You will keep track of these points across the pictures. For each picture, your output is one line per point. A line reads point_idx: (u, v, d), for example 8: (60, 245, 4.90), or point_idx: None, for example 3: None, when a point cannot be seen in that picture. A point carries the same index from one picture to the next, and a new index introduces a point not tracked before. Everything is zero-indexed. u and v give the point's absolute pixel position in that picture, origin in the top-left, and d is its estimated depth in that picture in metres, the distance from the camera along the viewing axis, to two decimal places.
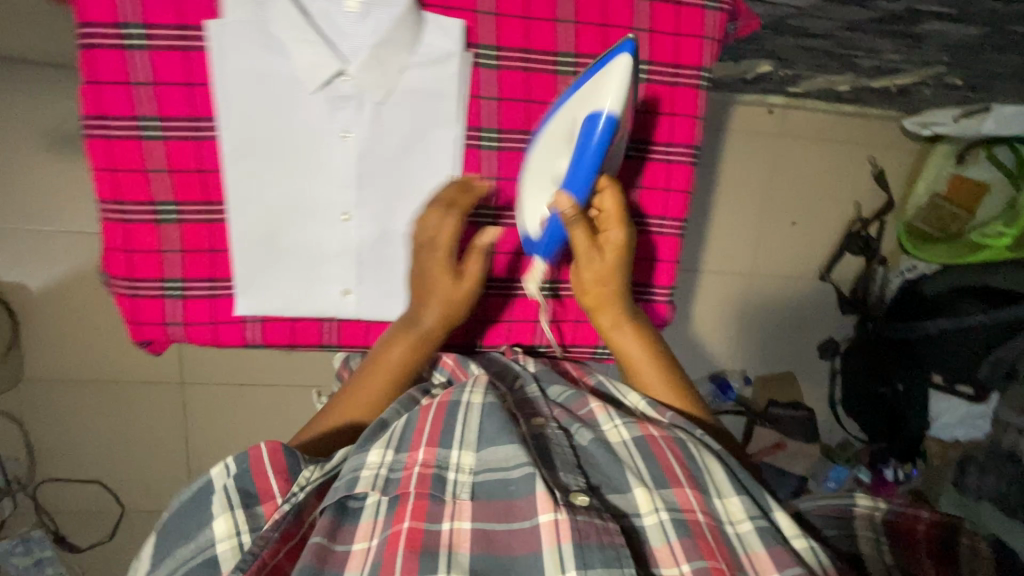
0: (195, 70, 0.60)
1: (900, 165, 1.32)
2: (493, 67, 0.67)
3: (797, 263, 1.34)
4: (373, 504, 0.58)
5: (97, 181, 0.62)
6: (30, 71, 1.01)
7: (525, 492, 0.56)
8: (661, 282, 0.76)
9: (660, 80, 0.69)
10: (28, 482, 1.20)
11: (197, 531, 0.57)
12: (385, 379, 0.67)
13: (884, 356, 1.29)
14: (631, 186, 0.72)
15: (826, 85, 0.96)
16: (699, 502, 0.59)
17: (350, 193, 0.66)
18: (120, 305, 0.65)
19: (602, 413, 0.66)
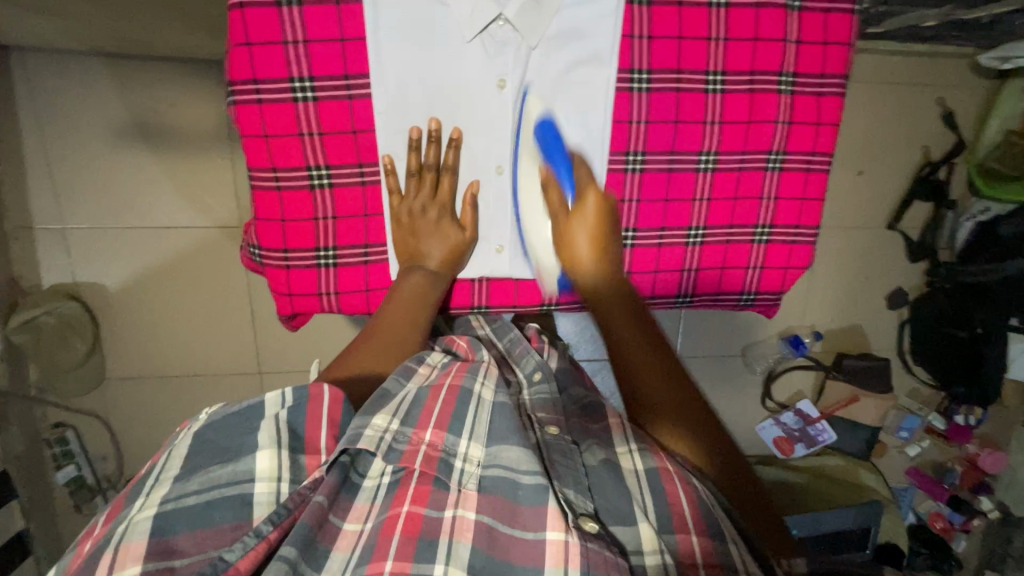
0: (350, 26, 0.62)
1: (970, 104, 1.27)
2: (644, 3, 0.67)
3: (865, 213, 1.31)
4: (370, 488, 0.56)
5: (251, 150, 0.65)
6: (91, 66, 0.99)
7: (535, 502, 0.55)
8: (807, 222, 0.77)
9: (812, 9, 0.70)
10: (117, 480, 1.21)
11: (237, 455, 0.51)
12: (407, 307, 0.68)
13: (961, 301, 1.27)
14: (779, 121, 0.73)
15: (912, 21, 0.92)
16: (704, 547, 0.55)
17: (505, 146, 0.70)
18: (275, 278, 0.70)
19: (618, 435, 0.65)
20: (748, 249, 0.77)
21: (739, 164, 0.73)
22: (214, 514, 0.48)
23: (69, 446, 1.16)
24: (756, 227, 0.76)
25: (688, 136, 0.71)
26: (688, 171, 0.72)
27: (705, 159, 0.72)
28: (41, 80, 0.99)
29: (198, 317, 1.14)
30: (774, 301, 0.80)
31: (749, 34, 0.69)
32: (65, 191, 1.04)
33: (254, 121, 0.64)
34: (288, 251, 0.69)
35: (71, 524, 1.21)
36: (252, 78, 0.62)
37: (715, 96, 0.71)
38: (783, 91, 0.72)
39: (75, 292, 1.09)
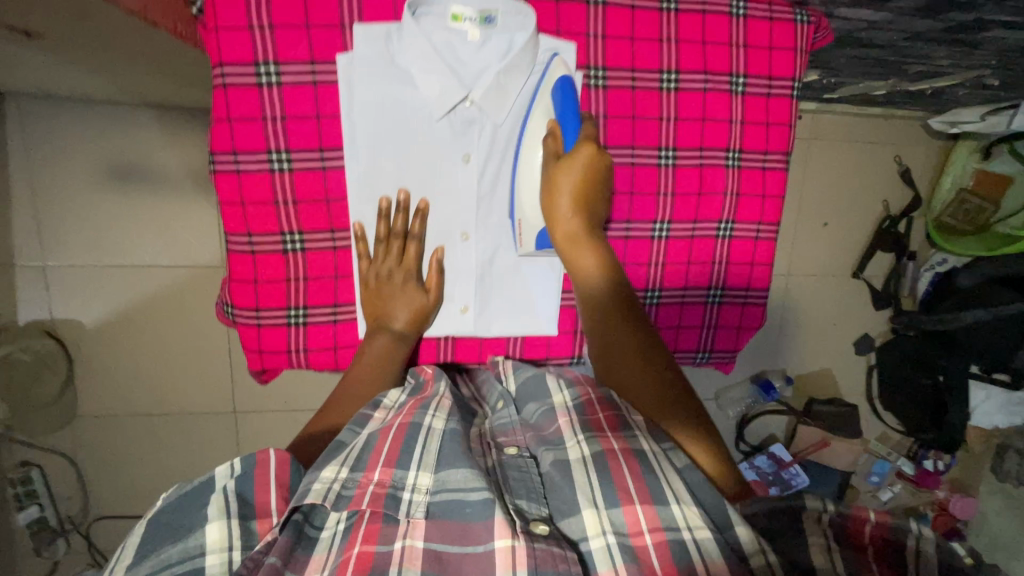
0: (325, 104, 0.63)
1: (925, 162, 1.34)
2: (600, 86, 0.66)
3: (831, 263, 1.37)
4: (329, 538, 0.52)
5: (227, 216, 0.64)
6: (83, 110, 1.02)
7: (480, 515, 0.52)
8: (759, 288, 0.73)
9: (756, 92, 0.68)
10: (81, 521, 1.18)
11: (187, 532, 0.49)
12: (376, 369, 0.68)
13: (925, 348, 1.33)
14: (728, 193, 0.69)
15: (864, 89, 0.99)
16: (648, 513, 0.52)
17: (471, 216, 0.70)
18: (245, 334, 0.68)
19: (567, 430, 0.61)
20: (702, 311, 0.73)
21: (691, 233, 0.70)
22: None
23: (33, 487, 1.14)
24: (709, 292, 0.72)
25: (643, 203, 0.68)
26: (643, 239, 0.69)
27: (659, 228, 0.69)
28: (31, 122, 1.01)
29: (175, 354, 1.15)
30: (729, 363, 0.77)
31: (697, 112, 0.67)
32: (48, 229, 1.05)
33: (230, 189, 0.63)
34: (259, 310, 0.68)
35: (30, 567, 1.17)
36: (231, 149, 0.62)
37: (667, 170, 0.68)
38: (731, 166, 0.69)
39: (51, 329, 1.09)
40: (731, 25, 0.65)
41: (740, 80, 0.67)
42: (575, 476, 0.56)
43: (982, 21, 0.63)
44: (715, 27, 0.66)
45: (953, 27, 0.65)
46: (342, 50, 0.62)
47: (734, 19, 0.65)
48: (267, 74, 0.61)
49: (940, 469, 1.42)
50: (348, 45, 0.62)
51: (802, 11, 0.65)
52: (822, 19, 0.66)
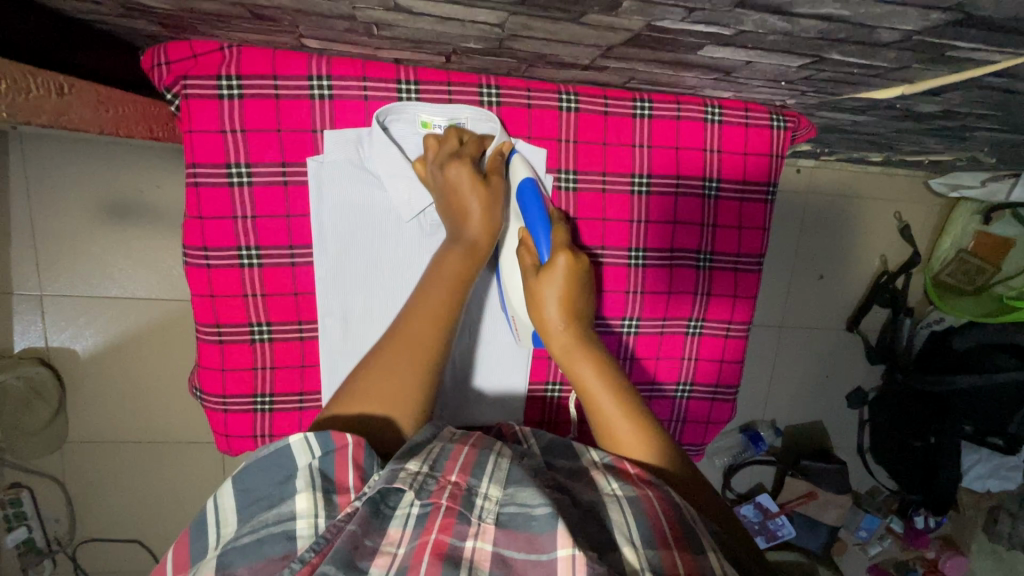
0: (295, 203, 0.62)
1: (926, 219, 1.33)
2: (573, 189, 0.68)
3: (826, 316, 1.35)
4: (403, 515, 0.46)
5: (196, 307, 0.63)
6: (86, 148, 1.04)
7: (543, 527, 0.43)
8: (725, 380, 0.76)
9: (728, 197, 0.71)
10: (68, 542, 1.20)
11: (280, 499, 0.45)
12: (449, 284, 0.60)
13: (917, 410, 1.29)
14: (697, 293, 0.72)
15: (861, 156, 0.98)
16: (688, 564, 0.43)
17: None
18: (212, 419, 0.67)
19: (599, 477, 0.52)
20: (672, 402, 0.75)
21: (660, 329, 0.72)
22: (266, 549, 0.42)
23: (22, 508, 1.16)
24: (676, 383, 0.74)
25: (614, 301, 0.70)
26: (613, 333, 0.71)
27: (628, 323, 0.71)
28: (34, 157, 1.03)
29: (167, 384, 1.17)
30: (696, 449, 0.79)
31: (668, 216, 0.70)
32: (45, 260, 1.07)
33: (201, 282, 0.62)
34: (226, 397, 0.66)
35: None
36: (201, 245, 0.61)
37: (637, 269, 0.70)
38: (701, 268, 0.72)
39: (46, 357, 1.11)
40: (706, 133, 0.68)
41: (710, 184, 0.70)
42: (610, 518, 0.46)
43: (968, 125, 0.63)
44: (687, 133, 0.67)
45: (941, 127, 0.65)
46: (313, 153, 0.62)
47: (709, 128, 0.68)
48: (239, 175, 0.61)
49: (930, 526, 1.40)
50: (319, 148, 0.62)
51: (778, 118, 0.68)
52: (800, 119, 0.69)
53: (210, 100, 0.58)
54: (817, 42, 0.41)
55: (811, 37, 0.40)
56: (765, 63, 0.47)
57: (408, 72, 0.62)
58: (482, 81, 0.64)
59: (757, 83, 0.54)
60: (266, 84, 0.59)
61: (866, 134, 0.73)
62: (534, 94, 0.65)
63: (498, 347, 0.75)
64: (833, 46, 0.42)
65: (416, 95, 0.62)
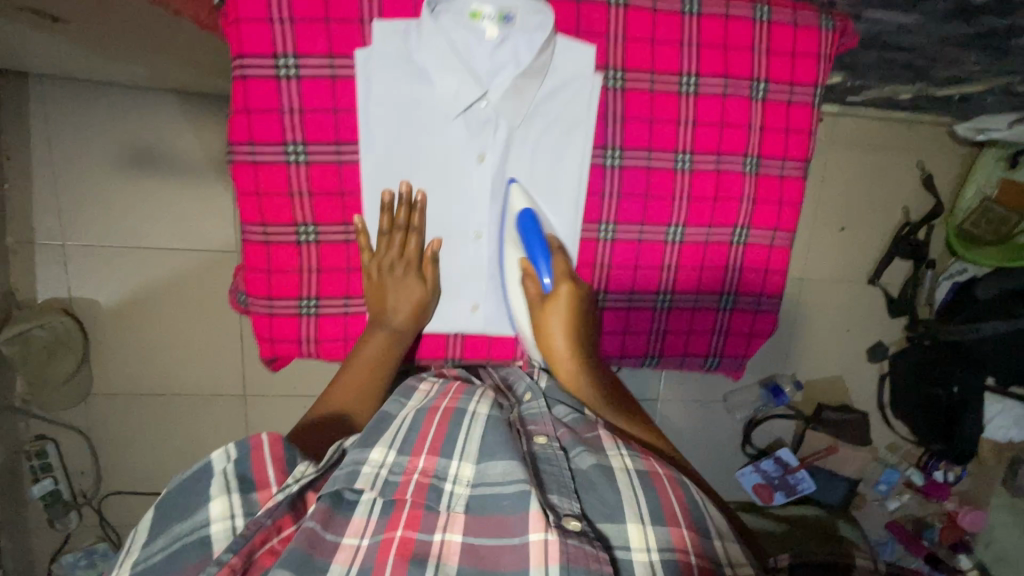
0: (343, 96, 0.61)
1: (948, 169, 1.32)
2: (619, 89, 0.64)
3: (846, 268, 1.35)
4: (366, 502, 0.54)
5: (243, 204, 0.63)
6: (105, 94, 1.03)
7: (517, 508, 0.52)
8: (769, 291, 0.72)
9: (776, 99, 0.67)
10: (93, 495, 1.21)
11: (193, 507, 0.51)
12: (368, 370, 0.66)
13: (940, 357, 1.30)
14: (744, 199, 0.69)
15: (890, 92, 0.97)
16: (697, 545, 0.52)
17: (485, 211, 0.67)
18: (257, 323, 0.67)
19: (607, 440, 0.61)
20: (714, 312, 0.71)
21: (705, 237, 0.69)
22: (181, 558, 0.48)
23: (48, 459, 1.16)
24: (720, 294, 0.71)
25: (659, 206, 0.67)
26: (657, 241, 0.68)
27: (674, 231, 0.69)
28: (54, 104, 1.03)
29: (189, 337, 1.17)
30: (738, 363, 0.77)
31: (716, 118, 0.66)
32: (67, 209, 1.07)
33: (247, 179, 0.62)
34: (272, 299, 0.66)
35: (43, 539, 1.20)
36: (248, 140, 0.60)
37: (685, 173, 0.67)
38: (748, 172, 0.68)
39: (69, 307, 1.11)
40: (754, 33, 0.65)
41: (758, 87, 0.66)
42: (619, 491, 0.55)
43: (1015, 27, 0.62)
44: (734, 32, 0.65)
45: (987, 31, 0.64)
46: (361, 46, 0.61)
47: (756, 27, 0.65)
48: (286, 66, 0.60)
49: (948, 480, 1.41)
50: (367, 40, 0.61)
51: (825, 18, 0.65)
52: (846, 23, 0.66)
53: None
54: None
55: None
56: None
57: None
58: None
59: None
60: None
61: (905, 50, 0.72)
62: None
63: None
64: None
65: None
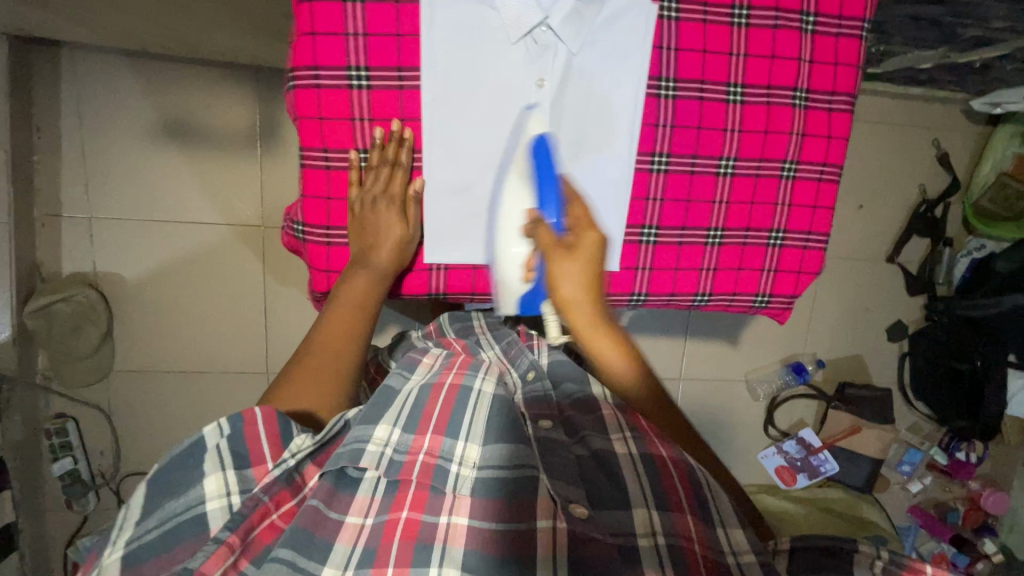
0: (406, 21, 0.58)
1: (963, 148, 1.34)
2: (674, 18, 0.61)
3: (865, 246, 1.36)
4: (370, 480, 0.59)
5: (302, 131, 0.60)
6: (137, 67, 1.05)
7: (519, 494, 0.57)
8: (818, 229, 0.70)
9: (824, 32, 0.65)
10: (112, 476, 1.19)
11: (188, 486, 0.52)
12: (351, 311, 0.64)
13: (962, 333, 1.29)
14: (793, 134, 0.66)
15: (912, 62, 0.99)
16: (699, 535, 0.61)
17: (542, 140, 0.62)
18: (313, 253, 0.65)
19: (611, 426, 0.71)
20: (762, 252, 0.69)
21: (756, 171, 0.67)
22: (180, 535, 0.50)
23: (67, 438, 1.14)
24: (770, 232, 0.69)
25: (710, 139, 0.65)
26: (708, 175, 0.66)
27: (725, 164, 0.66)
28: (86, 77, 1.04)
29: (213, 313, 1.16)
30: (788, 305, 0.72)
31: (767, 50, 0.64)
32: (94, 181, 1.07)
33: (308, 104, 0.59)
34: (331, 229, 0.64)
35: (60, 522, 1.18)
36: (312, 63, 0.57)
37: (735, 106, 0.65)
38: (797, 106, 0.66)
39: (93, 281, 1.11)
40: None
41: (808, 19, 0.64)
42: (625, 479, 0.65)
43: None
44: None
45: None
46: None
47: None
48: None
49: (973, 460, 1.39)
50: None
51: None
52: None
53: None
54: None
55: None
56: None
57: None
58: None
59: None
60: None
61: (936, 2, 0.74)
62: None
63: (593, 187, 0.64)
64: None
65: None
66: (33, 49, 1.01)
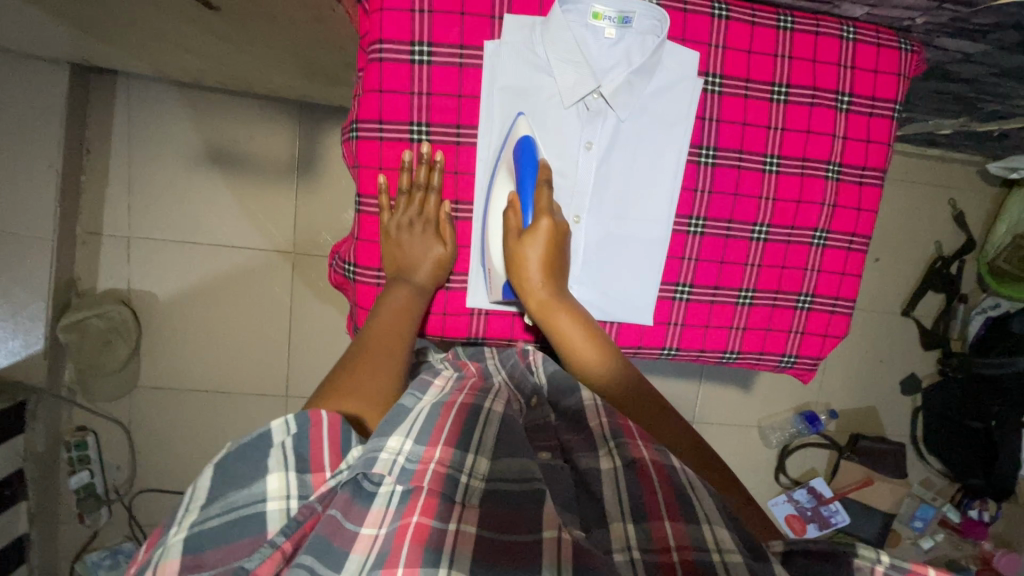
0: (469, 84, 0.60)
1: (979, 208, 1.37)
2: (716, 93, 0.61)
3: (880, 298, 1.38)
4: (386, 493, 0.46)
5: (363, 179, 0.63)
6: (187, 97, 1.10)
7: (532, 504, 0.46)
8: (846, 295, 0.68)
9: (858, 111, 0.63)
10: (126, 491, 1.20)
11: (252, 479, 0.44)
12: (396, 321, 0.61)
13: (975, 390, 1.29)
14: (825, 205, 0.65)
15: (932, 127, 1.03)
16: (678, 534, 0.44)
17: (585, 198, 0.64)
18: (362, 293, 0.66)
19: (596, 437, 0.54)
20: (790, 315, 0.68)
21: (787, 239, 0.65)
22: (237, 534, 0.41)
23: (86, 452, 1.15)
24: (799, 295, 0.67)
25: (746, 203, 0.64)
26: (740, 240, 0.65)
27: (758, 230, 0.65)
28: (138, 104, 1.09)
29: (238, 334, 1.18)
30: (811, 366, 0.71)
31: (803, 124, 0.62)
32: (136, 203, 1.11)
33: (372, 155, 0.61)
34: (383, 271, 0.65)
35: (72, 535, 1.18)
36: (378, 118, 0.59)
37: (771, 175, 0.63)
38: (830, 178, 0.64)
39: (126, 298, 1.14)
40: (842, 48, 0.61)
41: (843, 99, 0.62)
42: (601, 492, 0.49)
43: None
44: (827, 45, 0.61)
45: None
46: (490, 37, 0.59)
47: (845, 40, 0.61)
48: (421, 53, 0.58)
49: (985, 519, 1.35)
50: (496, 32, 0.59)
51: (905, 40, 0.62)
52: (921, 48, 0.64)
53: None
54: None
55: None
56: None
57: None
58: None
59: None
60: None
61: (961, 80, 0.77)
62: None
63: (632, 245, 0.65)
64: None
65: None
66: (92, 77, 1.06)
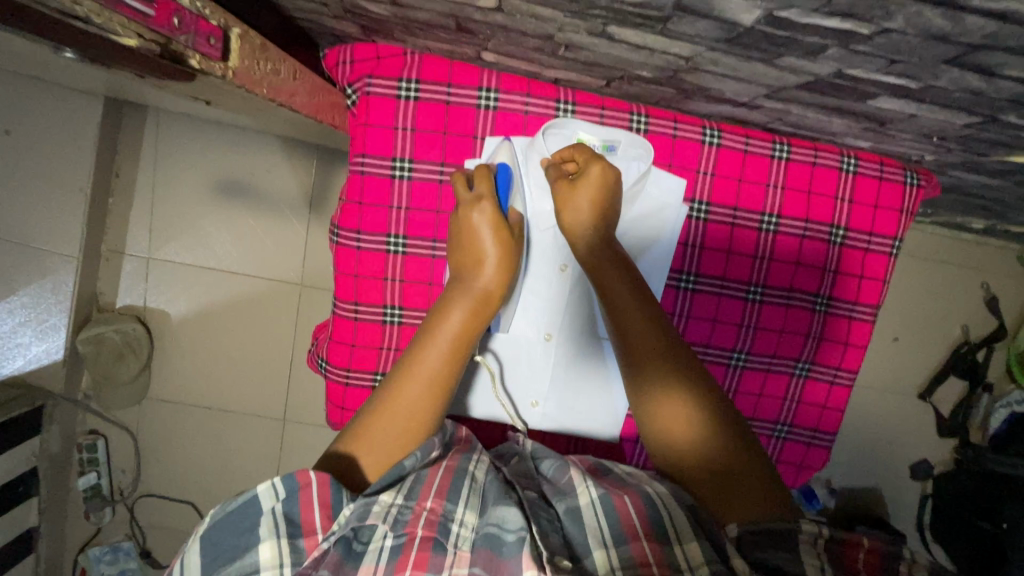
0: (446, 200, 0.68)
1: (1016, 294, 1.29)
2: (702, 219, 0.68)
3: (897, 379, 1.32)
4: (376, 551, 0.46)
5: (341, 285, 0.70)
6: (213, 131, 1.14)
7: (514, 554, 0.45)
8: (827, 428, 0.74)
9: (854, 245, 0.70)
10: (129, 494, 1.26)
11: (243, 550, 0.44)
12: (456, 344, 0.59)
13: (993, 490, 1.17)
14: (810, 336, 0.71)
15: (960, 221, 0.97)
16: (656, 553, 0.46)
17: (556, 318, 0.73)
18: (333, 390, 0.72)
19: (575, 473, 0.56)
20: (768, 442, 0.73)
21: (767, 366, 0.71)
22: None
23: (96, 454, 1.22)
24: (776, 424, 0.73)
25: (726, 330, 0.70)
26: (719, 365, 0.70)
27: (737, 357, 0.70)
28: (169, 134, 1.14)
29: (243, 357, 1.22)
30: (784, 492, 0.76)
31: (792, 256, 0.69)
32: (158, 226, 1.16)
33: (349, 262, 0.69)
34: (350, 371, 0.71)
35: (75, 529, 1.25)
36: (356, 228, 0.68)
37: (755, 303, 0.69)
38: (818, 311, 0.70)
39: (142, 316, 1.19)
40: (839, 182, 0.68)
41: (838, 232, 0.69)
42: (585, 520, 0.50)
43: None
44: (820, 179, 0.68)
45: None
46: (471, 156, 0.68)
47: (843, 178, 0.68)
48: (401, 168, 0.67)
49: None
50: (477, 152, 0.68)
51: (911, 174, 0.68)
52: (931, 177, 0.70)
53: (389, 98, 0.66)
54: (1001, 103, 0.47)
55: (997, 99, 0.46)
56: (929, 117, 0.54)
57: (567, 93, 0.67)
58: (633, 110, 0.67)
59: (906, 136, 0.61)
60: (440, 89, 0.66)
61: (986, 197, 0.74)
62: (680, 126, 0.67)
63: (595, 359, 0.74)
64: (1014, 109, 0.48)
65: (572, 113, 0.67)
66: (126, 107, 1.11)
